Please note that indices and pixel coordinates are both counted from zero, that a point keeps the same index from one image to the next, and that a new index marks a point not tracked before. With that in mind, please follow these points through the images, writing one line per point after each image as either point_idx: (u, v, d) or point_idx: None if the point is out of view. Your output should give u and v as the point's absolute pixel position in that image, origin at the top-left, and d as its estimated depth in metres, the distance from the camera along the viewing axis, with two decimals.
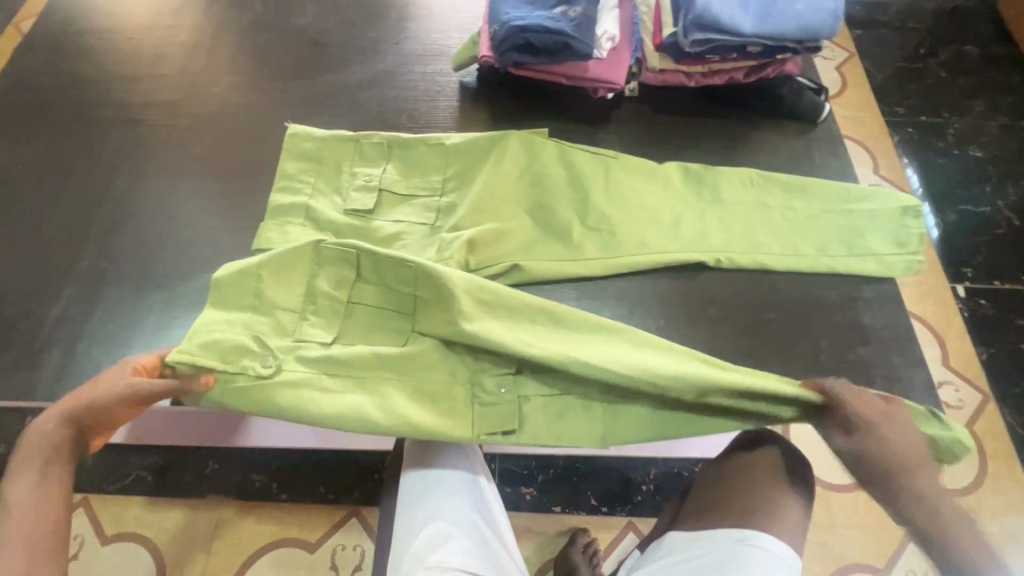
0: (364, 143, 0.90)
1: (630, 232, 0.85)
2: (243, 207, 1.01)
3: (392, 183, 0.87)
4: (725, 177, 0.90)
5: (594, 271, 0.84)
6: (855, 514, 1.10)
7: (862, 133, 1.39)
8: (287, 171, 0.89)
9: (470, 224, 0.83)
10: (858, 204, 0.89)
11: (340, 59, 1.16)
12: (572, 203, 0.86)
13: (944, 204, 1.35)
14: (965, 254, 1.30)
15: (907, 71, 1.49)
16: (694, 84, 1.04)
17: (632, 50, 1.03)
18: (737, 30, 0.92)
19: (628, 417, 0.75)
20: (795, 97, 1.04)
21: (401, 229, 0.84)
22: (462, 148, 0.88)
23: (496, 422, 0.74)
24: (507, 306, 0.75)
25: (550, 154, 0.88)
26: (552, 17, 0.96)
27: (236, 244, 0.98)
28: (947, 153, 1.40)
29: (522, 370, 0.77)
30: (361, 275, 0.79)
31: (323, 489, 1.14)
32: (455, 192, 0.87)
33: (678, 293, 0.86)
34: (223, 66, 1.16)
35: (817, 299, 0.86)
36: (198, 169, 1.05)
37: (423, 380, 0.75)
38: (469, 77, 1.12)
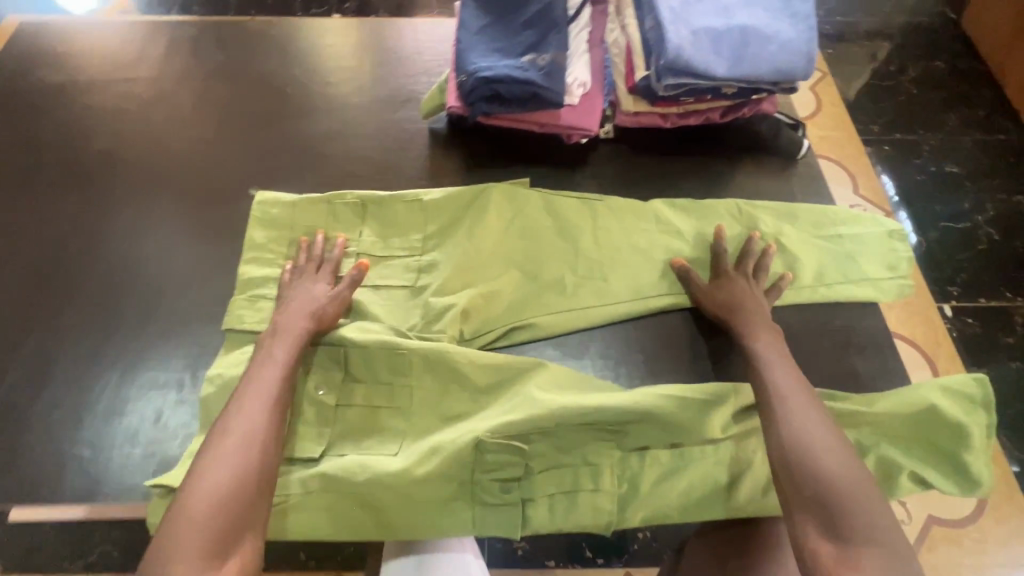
0: (337, 203, 0.77)
1: (638, 277, 0.76)
2: (205, 278, 0.93)
3: (370, 246, 0.75)
4: (713, 213, 0.79)
5: (585, 324, 0.74)
6: None
7: (841, 153, 1.38)
8: (256, 242, 0.76)
9: (453, 286, 0.72)
10: (848, 227, 0.81)
11: (309, 109, 1.11)
12: (562, 255, 0.77)
13: (925, 221, 1.34)
14: (951, 272, 1.29)
15: (881, 88, 1.51)
16: (671, 125, 1.02)
17: (604, 94, 1.01)
18: (710, 72, 0.91)
19: (656, 521, 0.64)
20: (772, 134, 1.05)
21: (380, 295, 0.73)
22: (449, 202, 0.77)
23: (498, 528, 0.62)
24: (501, 372, 0.67)
25: (533, 202, 0.79)
26: (520, 66, 0.94)
27: (197, 315, 0.91)
28: (926, 169, 1.39)
29: (527, 469, 0.64)
30: (348, 373, 0.68)
31: (302, 558, 1.05)
32: (437, 250, 0.76)
33: (685, 342, 0.74)
34: (189, 122, 1.10)
35: (824, 332, 0.77)
36: (162, 232, 0.98)
37: (416, 489, 0.61)
38: (439, 123, 1.07)
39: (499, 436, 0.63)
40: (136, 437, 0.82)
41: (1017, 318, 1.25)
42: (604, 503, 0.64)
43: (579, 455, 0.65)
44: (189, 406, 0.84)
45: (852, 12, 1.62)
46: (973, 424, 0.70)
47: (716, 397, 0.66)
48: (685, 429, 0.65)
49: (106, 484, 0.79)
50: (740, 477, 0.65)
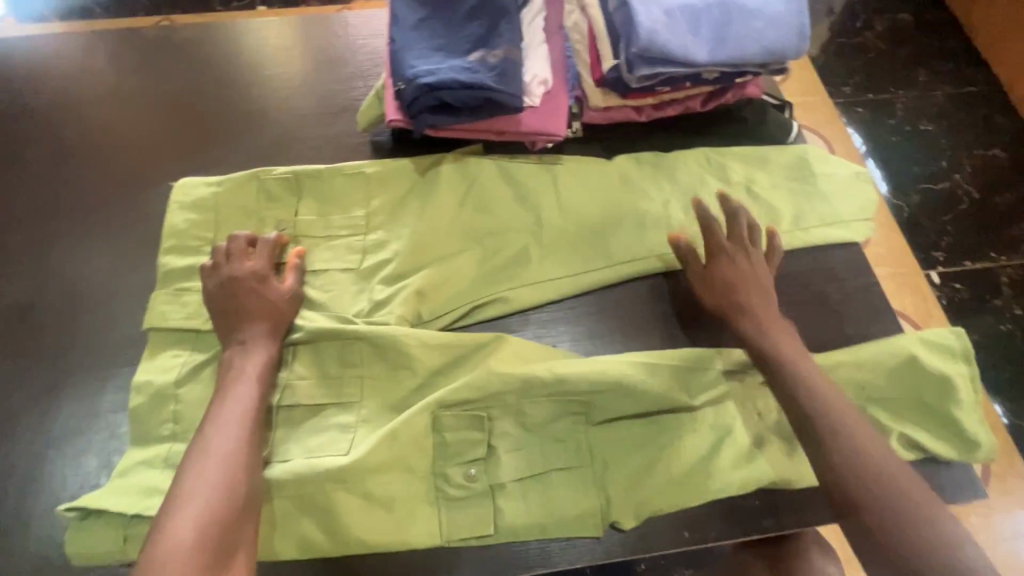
0: (266, 177, 0.68)
1: (623, 239, 0.67)
2: (100, 323, 0.67)
3: (308, 225, 0.66)
4: (683, 162, 0.72)
5: (560, 294, 0.65)
6: None
7: (815, 120, 1.35)
8: (176, 227, 0.67)
9: (410, 269, 0.64)
10: (825, 169, 0.75)
11: (222, 120, 0.80)
12: (525, 224, 0.67)
13: (905, 183, 1.31)
14: (935, 237, 1.26)
15: (844, 49, 1.46)
16: (647, 119, 0.74)
17: (569, 90, 0.69)
18: (687, 59, 0.63)
19: (648, 514, 0.54)
20: (759, 120, 0.78)
21: (319, 282, 0.64)
22: (394, 172, 0.69)
23: (467, 527, 0.53)
24: (453, 353, 0.57)
25: (489, 173, 0.69)
26: (466, 65, 0.62)
27: (94, 373, 0.64)
28: (899, 130, 1.37)
29: (491, 450, 0.55)
30: (289, 371, 0.58)
31: None
32: (385, 228, 0.66)
33: (682, 308, 0.66)
34: (68, 150, 0.77)
35: (825, 279, 0.70)
36: (52, 302, 0.68)
37: (371, 480, 0.52)
38: (383, 134, 0.76)
39: (453, 408, 0.55)
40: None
41: (1002, 278, 1.22)
42: (586, 493, 0.54)
43: (547, 432, 0.55)
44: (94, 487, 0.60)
45: None
46: (956, 377, 0.62)
47: (688, 362, 0.58)
48: (663, 395, 0.56)
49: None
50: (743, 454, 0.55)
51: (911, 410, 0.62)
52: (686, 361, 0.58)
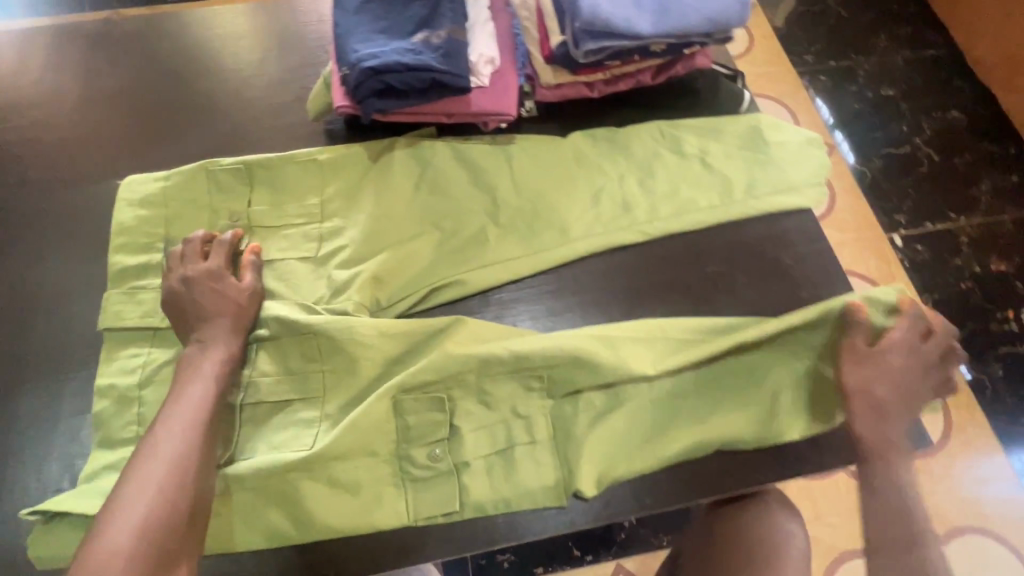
0: (216, 170, 0.67)
1: (580, 216, 0.68)
2: (53, 330, 0.66)
3: (262, 216, 0.66)
4: (637, 135, 0.73)
5: (520, 273, 0.65)
6: (841, 500, 1.03)
7: (776, 92, 1.37)
8: (126, 222, 0.66)
9: (367, 254, 0.64)
10: (776, 136, 0.75)
11: (171, 116, 0.78)
12: (481, 205, 0.67)
13: (867, 149, 1.33)
14: (896, 201, 1.28)
15: (805, 18, 1.47)
16: (599, 95, 0.74)
17: (519, 69, 0.69)
18: (632, 32, 0.63)
19: (610, 482, 0.55)
20: (711, 92, 0.78)
21: (276, 272, 0.63)
22: (346, 158, 0.69)
23: (433, 505, 0.54)
24: (412, 335, 0.58)
25: (443, 155, 0.69)
26: (410, 47, 0.61)
27: (48, 380, 0.63)
28: (860, 97, 1.38)
29: (455, 430, 0.56)
30: (250, 363, 0.58)
31: None
32: (341, 215, 0.66)
33: (641, 279, 0.67)
34: (13, 158, 0.75)
35: (780, 245, 0.71)
36: (8, 313, 0.67)
37: (337, 466, 0.53)
38: (335, 122, 0.75)
39: (415, 389, 0.55)
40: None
41: (961, 238, 1.25)
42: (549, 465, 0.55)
43: (508, 408, 0.56)
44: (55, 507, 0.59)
45: None
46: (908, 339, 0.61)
47: (645, 334, 0.59)
48: (621, 366, 0.57)
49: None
50: (701, 419, 0.57)
51: None
52: (642, 330, 0.60)
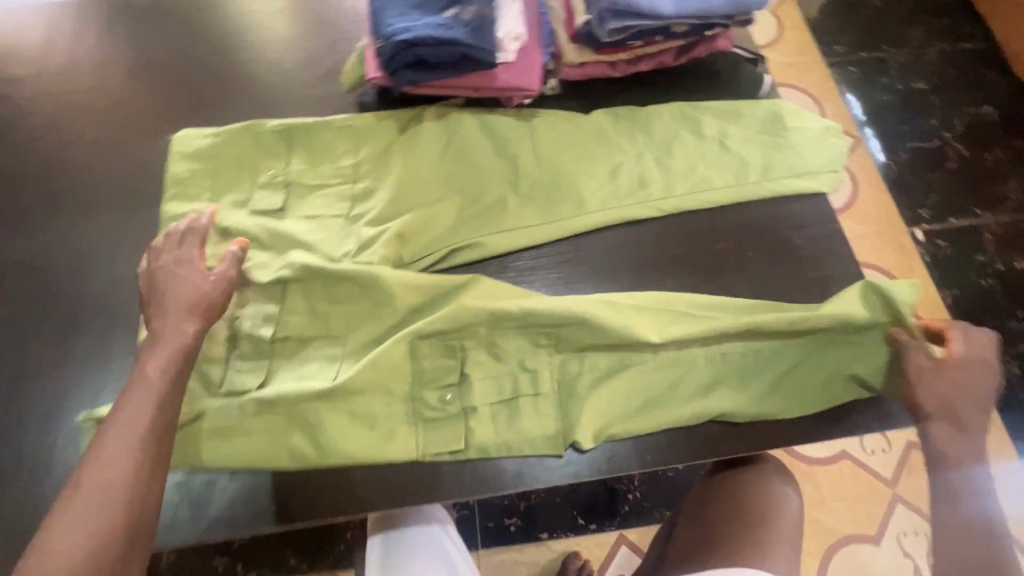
0: (263, 130, 0.73)
1: (595, 186, 0.71)
2: (109, 272, 0.72)
3: (300, 174, 0.71)
4: (657, 114, 0.75)
5: (537, 240, 0.69)
6: (844, 485, 1.05)
7: (804, 80, 1.36)
8: (178, 176, 0.72)
9: (394, 215, 0.68)
10: (796, 121, 0.76)
11: (214, 85, 0.82)
12: (502, 174, 0.71)
13: (894, 141, 1.32)
14: (921, 195, 1.27)
15: (839, 7, 1.45)
16: (621, 74, 0.76)
17: (544, 47, 0.72)
18: (655, 12, 0.65)
19: (609, 433, 0.59)
20: (732, 74, 0.80)
21: (310, 228, 0.68)
22: (379, 126, 0.74)
23: (441, 443, 0.58)
24: (433, 290, 0.62)
25: (469, 126, 0.72)
26: (441, 22, 0.64)
27: (104, 315, 0.70)
28: (891, 89, 1.37)
29: (465, 377, 0.59)
30: (283, 310, 0.63)
31: (293, 560, 1.02)
32: (372, 177, 0.71)
33: (652, 250, 0.70)
34: (75, 114, 0.81)
35: (793, 226, 0.73)
36: (70, 254, 0.73)
37: (359, 403, 0.58)
38: (368, 94, 0.79)
39: (431, 336, 0.59)
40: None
41: (985, 235, 1.24)
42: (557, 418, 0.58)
43: (518, 361, 0.60)
44: None
45: None
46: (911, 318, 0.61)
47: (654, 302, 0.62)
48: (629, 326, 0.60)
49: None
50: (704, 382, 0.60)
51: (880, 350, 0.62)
52: (650, 297, 0.63)
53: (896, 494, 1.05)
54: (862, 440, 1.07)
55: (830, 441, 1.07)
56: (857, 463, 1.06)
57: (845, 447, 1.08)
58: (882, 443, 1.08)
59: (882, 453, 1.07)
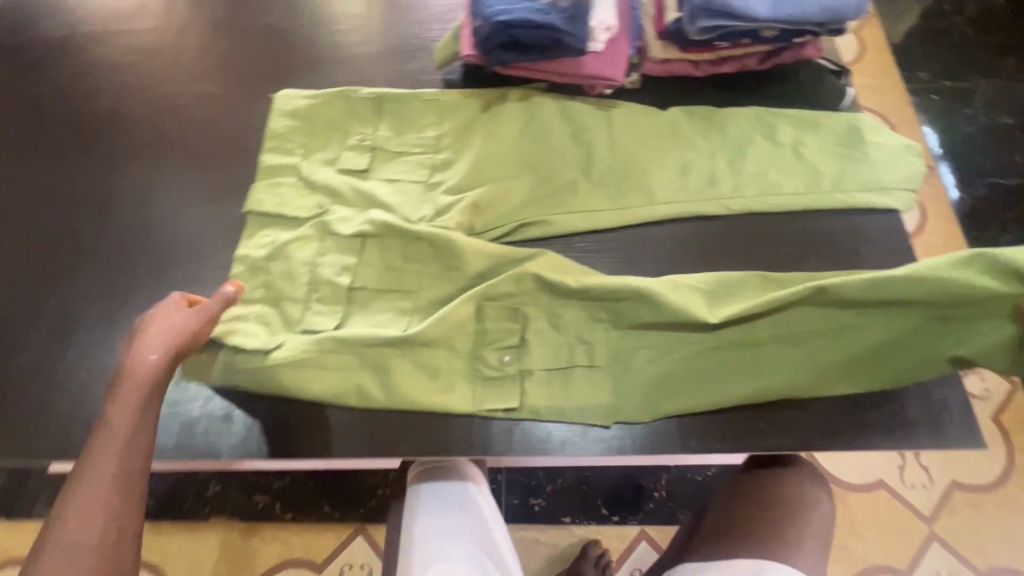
0: (355, 97, 0.78)
1: (665, 180, 0.73)
2: (208, 215, 0.80)
3: (385, 141, 0.76)
4: (733, 116, 0.76)
5: (602, 225, 0.71)
6: (877, 515, 1.03)
7: (882, 102, 1.33)
8: (276, 132, 0.77)
9: (471, 186, 0.72)
10: (875, 136, 0.76)
11: (317, 58, 0.90)
12: (576, 159, 0.74)
13: (971, 174, 1.28)
14: (994, 232, 1.22)
15: (928, 32, 1.40)
16: (702, 73, 0.78)
17: (632, 40, 0.74)
18: (748, 14, 0.67)
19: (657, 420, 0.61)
20: (814, 84, 0.80)
21: (392, 191, 0.72)
22: (464, 104, 0.78)
23: (497, 400, 0.62)
24: (502, 260, 0.65)
25: (549, 110, 0.75)
26: (538, 6, 0.67)
27: (201, 252, 0.78)
28: (974, 120, 1.32)
29: (524, 341, 0.63)
30: (361, 263, 0.67)
31: (327, 507, 1.08)
32: (452, 149, 0.75)
33: (714, 248, 0.71)
34: (192, 71, 0.90)
35: (857, 241, 0.73)
36: (178, 195, 0.81)
37: (424, 354, 0.62)
38: (454, 72, 0.84)
39: (499, 300, 0.63)
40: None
41: None
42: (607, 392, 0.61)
43: (575, 334, 0.63)
44: None
45: None
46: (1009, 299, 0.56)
47: (714, 287, 0.63)
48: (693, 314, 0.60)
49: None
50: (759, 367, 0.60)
51: (966, 336, 0.58)
52: (706, 279, 0.64)
53: (933, 532, 1.02)
54: (903, 472, 1.05)
55: (867, 468, 1.06)
56: (894, 494, 1.04)
57: (883, 476, 1.05)
58: (923, 478, 1.05)
59: (922, 488, 1.04)
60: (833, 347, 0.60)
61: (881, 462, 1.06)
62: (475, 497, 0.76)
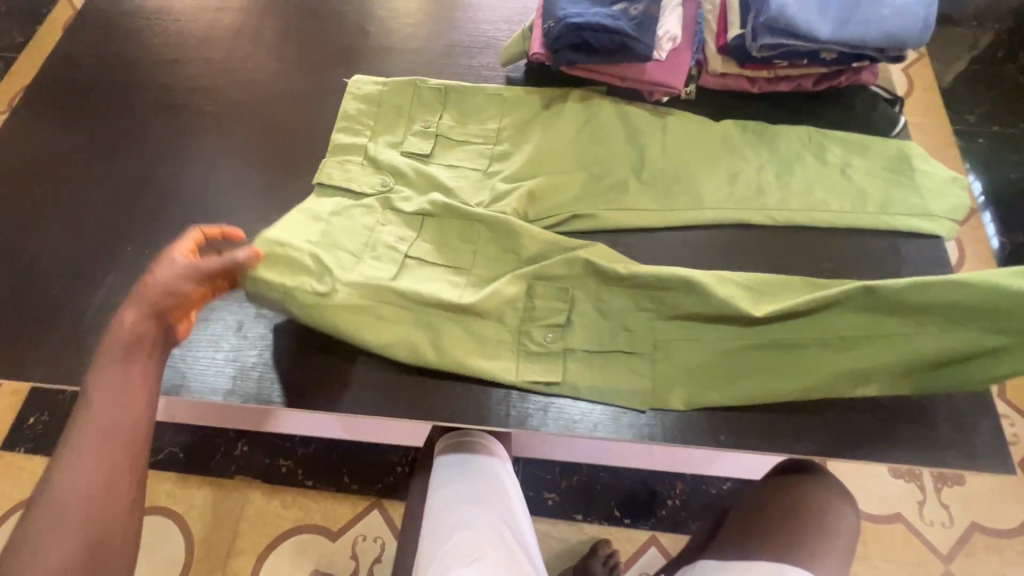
0: (422, 86, 0.82)
1: (714, 187, 0.75)
2: (275, 184, 0.85)
3: (448, 129, 0.80)
4: (785, 133, 0.78)
5: (649, 224, 0.74)
6: (893, 548, 1.02)
7: (928, 140, 1.33)
8: (347, 112, 0.82)
9: (528, 177, 0.76)
10: (924, 164, 0.77)
11: (387, 49, 0.95)
12: (629, 160, 0.77)
13: (1014, 219, 1.26)
14: None
15: (980, 76, 1.41)
16: (757, 90, 0.82)
17: (694, 51, 0.78)
18: (812, 34, 0.70)
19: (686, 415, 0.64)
20: (866, 110, 0.82)
21: (452, 175, 0.77)
22: (526, 101, 0.82)
23: (539, 373, 0.65)
24: (551, 248, 0.69)
25: (606, 113, 0.79)
26: (610, 13, 0.73)
27: (265, 218, 0.83)
28: (1020, 167, 1.31)
29: (570, 321, 0.66)
30: (418, 238, 0.71)
31: (346, 479, 1.09)
32: (511, 142, 0.79)
33: (754, 258, 0.74)
34: (272, 51, 0.96)
35: (897, 263, 0.74)
36: (249, 163, 0.87)
37: (473, 321, 0.66)
38: (517, 71, 0.88)
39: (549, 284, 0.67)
40: (219, 342, 0.71)
41: None
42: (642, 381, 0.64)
43: (618, 321, 0.66)
44: (269, 320, 0.72)
45: None
46: None
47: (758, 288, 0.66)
48: (732, 309, 0.63)
49: (191, 388, 0.68)
50: (798, 367, 0.62)
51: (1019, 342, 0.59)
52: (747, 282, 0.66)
53: (949, 572, 1.00)
54: (922, 508, 1.04)
55: (886, 500, 1.05)
56: (911, 529, 1.03)
57: (901, 509, 1.04)
58: (942, 516, 1.03)
59: (941, 527, 1.03)
60: (868, 353, 0.62)
61: (900, 495, 1.05)
62: (499, 469, 0.80)
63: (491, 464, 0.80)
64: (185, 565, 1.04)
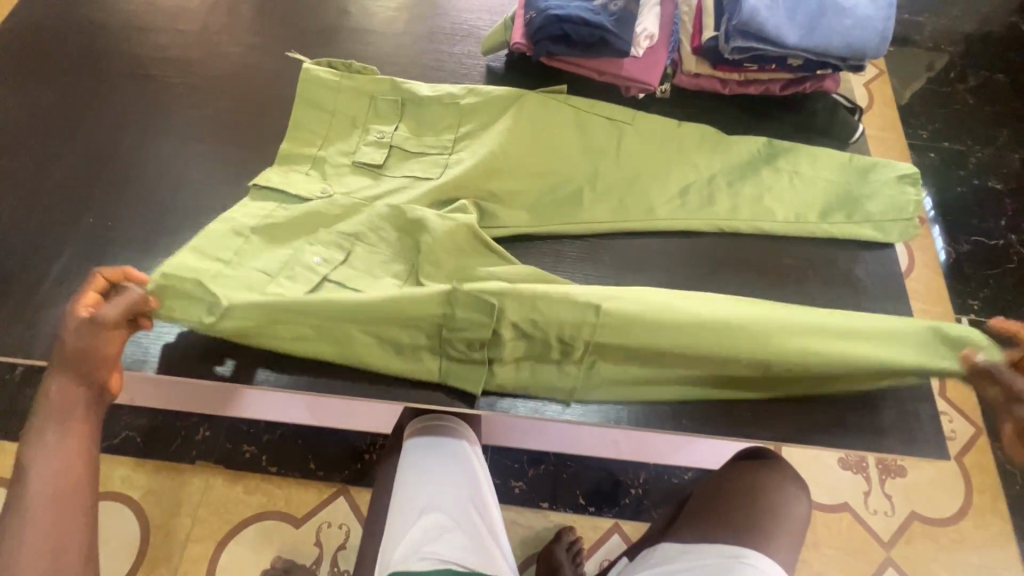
0: (383, 98, 0.82)
1: (670, 197, 0.78)
2: (244, 162, 0.83)
3: (403, 141, 0.79)
4: (739, 142, 0.81)
5: (605, 229, 0.77)
6: (838, 535, 1.07)
7: (885, 152, 1.39)
8: (320, 92, 0.81)
9: (502, 166, 0.76)
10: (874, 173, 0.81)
11: (366, 32, 0.94)
12: (586, 168, 0.78)
13: (959, 230, 1.34)
14: (975, 285, 1.28)
15: (931, 93, 1.49)
16: (728, 92, 0.85)
17: (670, 50, 0.82)
18: (780, 40, 0.73)
19: (641, 415, 0.68)
20: (829, 114, 0.86)
21: (426, 165, 0.77)
22: (495, 98, 0.82)
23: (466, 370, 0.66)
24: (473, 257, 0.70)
25: (565, 115, 0.81)
26: (590, 7, 0.75)
27: (234, 196, 0.81)
28: (966, 181, 1.39)
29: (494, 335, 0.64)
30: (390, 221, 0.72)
31: (313, 466, 1.08)
32: (466, 151, 0.78)
33: (710, 264, 0.77)
34: (248, 26, 0.94)
35: (846, 265, 0.79)
36: (220, 140, 0.85)
37: (387, 332, 0.65)
38: (498, 61, 0.90)
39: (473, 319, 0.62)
40: None
41: None
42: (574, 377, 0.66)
43: (551, 328, 0.63)
44: None
45: (919, 12, 1.58)
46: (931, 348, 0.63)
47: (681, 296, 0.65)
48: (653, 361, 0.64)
49: (154, 363, 0.69)
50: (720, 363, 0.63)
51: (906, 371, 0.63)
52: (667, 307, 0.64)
53: (889, 557, 1.06)
54: (867, 497, 1.10)
55: (834, 490, 1.10)
56: (856, 518, 1.08)
57: (848, 498, 1.10)
58: (885, 506, 1.09)
59: (884, 516, 1.09)
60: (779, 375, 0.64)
61: (847, 486, 1.11)
62: (463, 448, 0.81)
63: (454, 442, 0.80)
64: (141, 552, 1.01)
